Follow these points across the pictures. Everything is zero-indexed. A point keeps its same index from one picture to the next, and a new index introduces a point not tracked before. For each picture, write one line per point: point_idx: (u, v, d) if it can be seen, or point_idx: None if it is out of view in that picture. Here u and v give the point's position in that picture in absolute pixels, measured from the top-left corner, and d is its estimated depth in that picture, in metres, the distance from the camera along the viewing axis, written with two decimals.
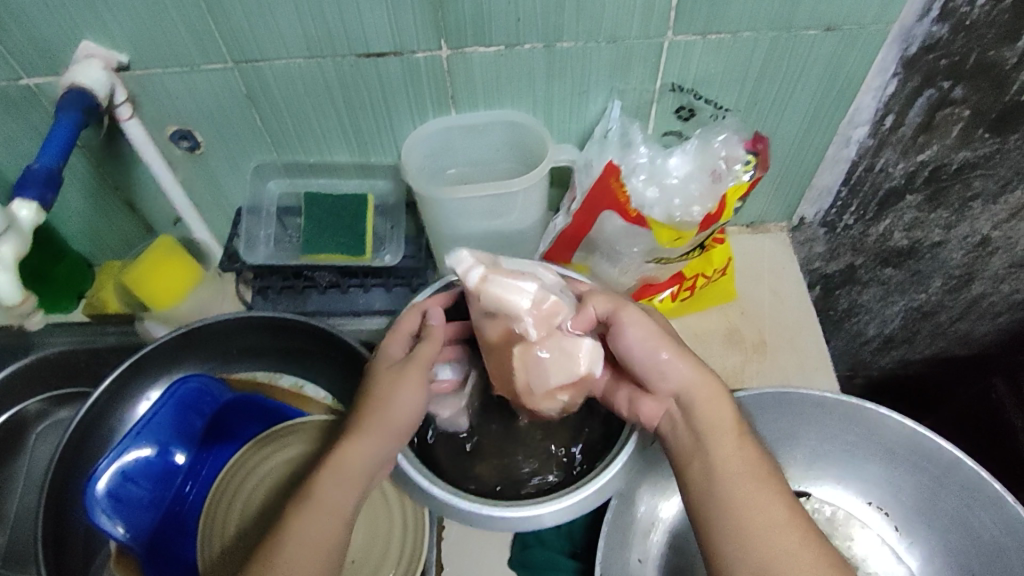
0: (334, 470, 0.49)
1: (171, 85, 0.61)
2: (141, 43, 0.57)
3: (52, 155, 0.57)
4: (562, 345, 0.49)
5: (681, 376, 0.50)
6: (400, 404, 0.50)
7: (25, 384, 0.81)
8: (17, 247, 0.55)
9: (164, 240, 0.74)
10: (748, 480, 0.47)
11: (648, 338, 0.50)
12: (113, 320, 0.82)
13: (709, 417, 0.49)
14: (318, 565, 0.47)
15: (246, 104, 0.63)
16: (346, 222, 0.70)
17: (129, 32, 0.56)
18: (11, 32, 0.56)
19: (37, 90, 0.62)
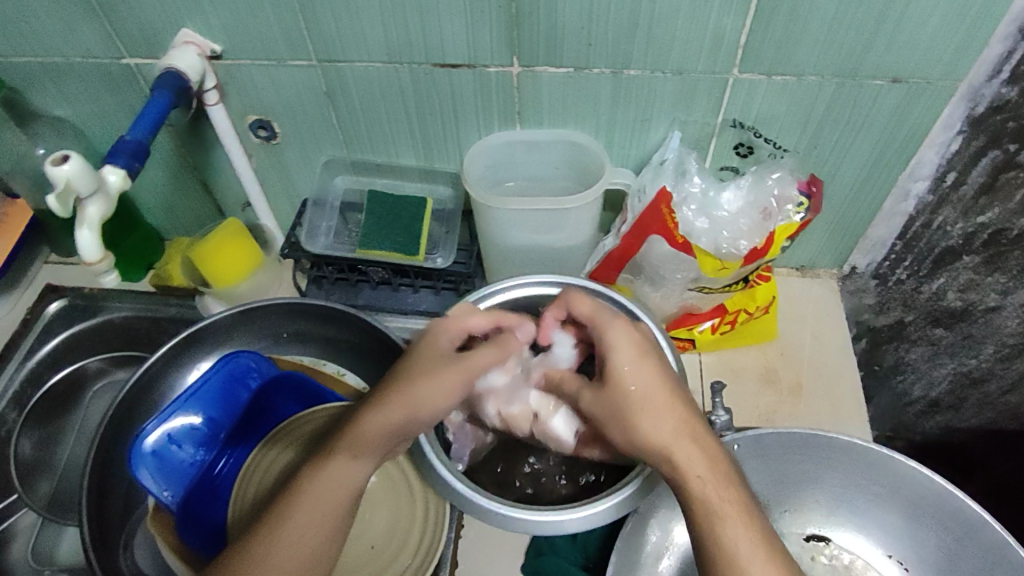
0: (357, 451, 0.52)
1: (256, 77, 0.65)
2: (235, 36, 0.62)
3: (144, 129, 0.61)
4: (544, 431, 0.57)
5: (653, 444, 0.50)
6: (436, 399, 0.52)
7: (90, 342, 0.87)
8: (103, 208, 0.60)
9: (230, 222, 0.79)
10: (739, 539, 0.47)
11: (604, 414, 0.52)
12: (175, 293, 0.86)
13: (704, 491, 0.48)
14: (316, 525, 0.51)
15: (324, 101, 0.67)
16: (402, 222, 0.73)
17: (226, 25, 0.61)
18: (122, 15, 0.61)
19: (137, 70, 0.67)
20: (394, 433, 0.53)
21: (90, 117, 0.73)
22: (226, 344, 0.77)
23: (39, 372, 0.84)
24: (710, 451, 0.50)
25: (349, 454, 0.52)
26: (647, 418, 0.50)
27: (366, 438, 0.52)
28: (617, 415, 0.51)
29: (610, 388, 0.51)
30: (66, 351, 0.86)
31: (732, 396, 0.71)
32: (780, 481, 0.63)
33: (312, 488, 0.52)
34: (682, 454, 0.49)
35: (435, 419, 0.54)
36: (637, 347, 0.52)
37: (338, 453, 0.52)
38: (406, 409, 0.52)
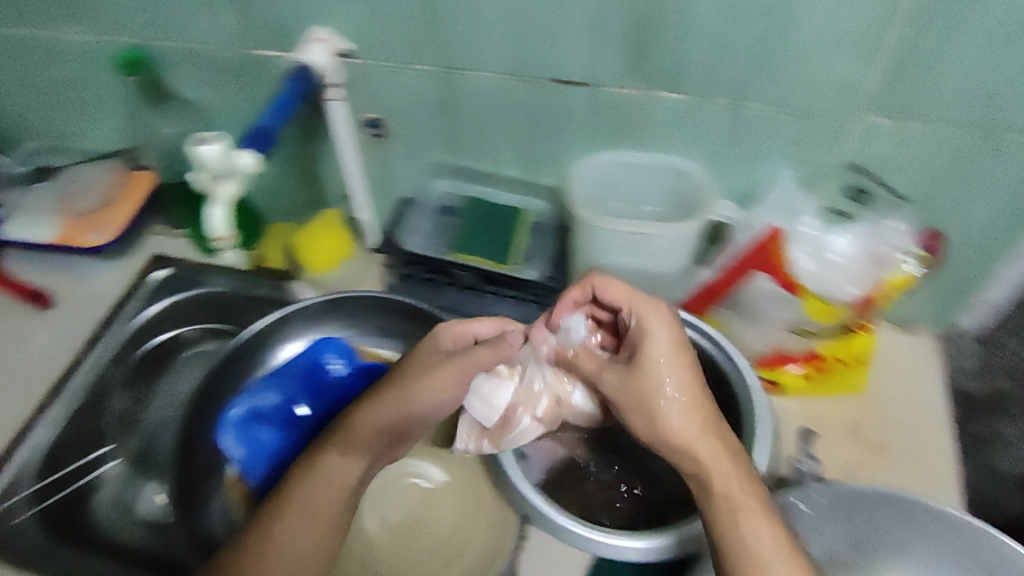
0: (346, 447, 0.55)
1: (375, 77, 0.68)
2: (364, 37, 0.65)
3: (276, 118, 0.65)
4: (574, 408, 0.61)
5: (676, 433, 0.50)
6: (432, 397, 0.56)
7: (188, 312, 0.91)
8: (237, 189, 0.65)
9: (330, 213, 0.84)
10: (754, 539, 0.46)
11: (630, 401, 0.52)
12: (269, 275, 0.87)
13: (722, 485, 0.49)
14: (306, 520, 0.52)
15: (437, 109, 0.69)
16: (499, 230, 0.75)
17: (356, 24, 0.64)
18: (263, 9, 0.65)
19: (261, 62, 0.70)
20: (385, 428, 0.56)
21: (214, 102, 0.77)
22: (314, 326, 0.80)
23: (139, 337, 0.88)
24: (727, 448, 0.50)
25: (339, 452, 0.55)
26: (675, 409, 0.51)
27: (354, 433, 0.55)
28: (641, 411, 0.52)
29: (638, 376, 0.52)
30: (167, 318, 0.90)
31: (818, 448, 0.67)
32: (862, 544, 0.59)
33: (308, 486, 0.53)
34: (705, 451, 0.50)
35: (424, 416, 0.57)
36: (671, 340, 0.53)
37: (328, 450, 0.55)
38: (395, 400, 0.56)
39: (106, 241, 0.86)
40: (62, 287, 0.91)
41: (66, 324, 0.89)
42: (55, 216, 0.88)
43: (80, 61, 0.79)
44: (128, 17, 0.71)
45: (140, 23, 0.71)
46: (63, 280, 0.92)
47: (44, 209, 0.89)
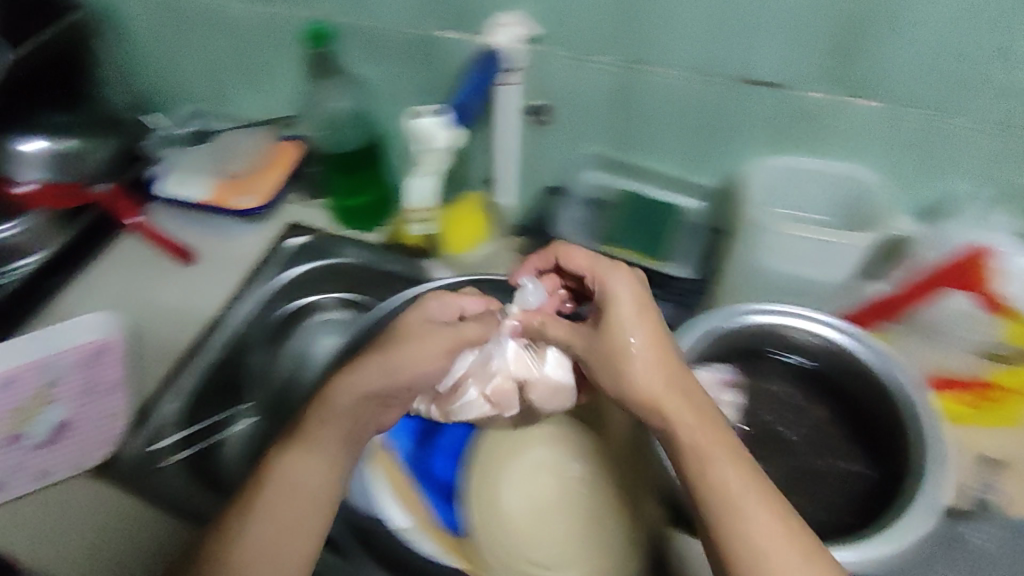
0: (325, 419, 0.57)
1: (555, 65, 0.70)
2: (557, 24, 0.67)
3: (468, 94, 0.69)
4: (541, 386, 0.62)
5: (644, 387, 0.53)
6: (415, 365, 0.58)
7: (317, 281, 0.92)
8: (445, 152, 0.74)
9: (471, 195, 0.85)
10: (729, 483, 0.49)
11: (603, 355, 0.56)
12: (402, 252, 0.89)
13: (685, 435, 0.51)
14: (297, 502, 0.56)
15: (612, 102, 0.71)
16: (651, 226, 0.75)
17: (553, 9, 0.66)
18: None
19: (442, 43, 0.73)
20: (369, 397, 0.57)
21: (382, 80, 0.81)
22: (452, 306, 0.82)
23: (275, 301, 0.90)
24: (697, 402, 0.53)
25: (321, 420, 0.57)
26: (635, 365, 0.53)
27: (336, 403, 0.57)
28: (614, 371, 0.55)
29: (602, 336, 0.56)
30: (300, 286, 0.91)
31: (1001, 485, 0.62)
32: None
33: (293, 458, 0.57)
34: (679, 407, 0.52)
35: (417, 382, 0.59)
36: (635, 299, 0.56)
37: (311, 423, 0.57)
38: (378, 369, 0.57)
39: (256, 206, 0.89)
40: (205, 243, 0.93)
41: (205, 282, 0.91)
42: (213, 176, 0.92)
43: (267, 34, 0.85)
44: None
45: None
46: (207, 237, 0.94)
47: (203, 169, 0.93)
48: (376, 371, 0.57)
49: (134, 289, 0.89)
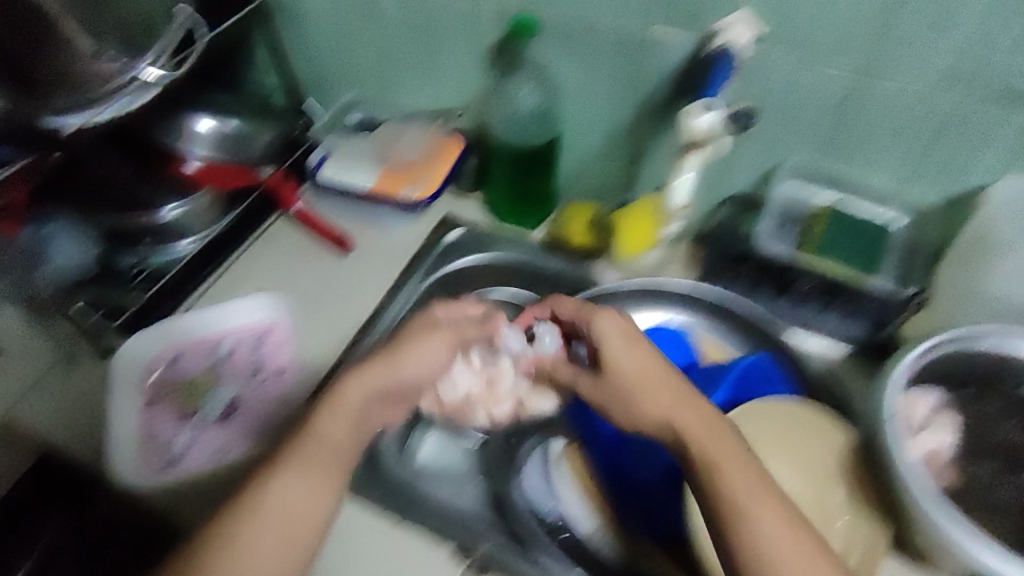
0: (337, 410, 0.61)
1: (775, 68, 0.69)
2: (788, 27, 0.66)
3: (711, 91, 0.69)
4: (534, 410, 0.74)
5: (654, 411, 0.60)
6: (416, 360, 0.65)
7: (469, 275, 0.89)
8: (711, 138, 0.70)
9: (646, 198, 0.82)
10: (747, 487, 0.54)
11: (609, 390, 0.64)
12: (566, 252, 0.88)
13: (704, 447, 0.57)
14: (309, 505, 0.58)
15: (832, 109, 0.70)
16: (866, 244, 0.73)
17: (786, 13, 0.65)
18: None
19: (653, 42, 0.73)
20: (373, 392, 0.63)
21: (573, 77, 0.80)
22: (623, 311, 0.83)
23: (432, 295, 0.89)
24: (706, 416, 0.59)
25: (334, 413, 0.61)
26: (643, 396, 0.61)
27: (348, 398, 0.62)
28: (629, 393, 0.62)
29: (606, 375, 0.64)
30: (452, 281, 0.89)
31: None
32: None
33: (301, 449, 0.59)
34: (683, 418, 0.59)
35: (412, 380, 0.65)
36: (629, 335, 0.64)
37: (320, 418, 0.61)
38: (384, 369, 0.63)
39: (421, 198, 0.87)
40: (360, 233, 0.93)
41: (363, 272, 0.89)
42: (375, 165, 0.91)
43: (447, 24, 0.82)
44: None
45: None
46: (360, 227, 0.93)
47: (365, 157, 0.91)
48: (378, 367, 0.63)
49: (293, 273, 0.90)
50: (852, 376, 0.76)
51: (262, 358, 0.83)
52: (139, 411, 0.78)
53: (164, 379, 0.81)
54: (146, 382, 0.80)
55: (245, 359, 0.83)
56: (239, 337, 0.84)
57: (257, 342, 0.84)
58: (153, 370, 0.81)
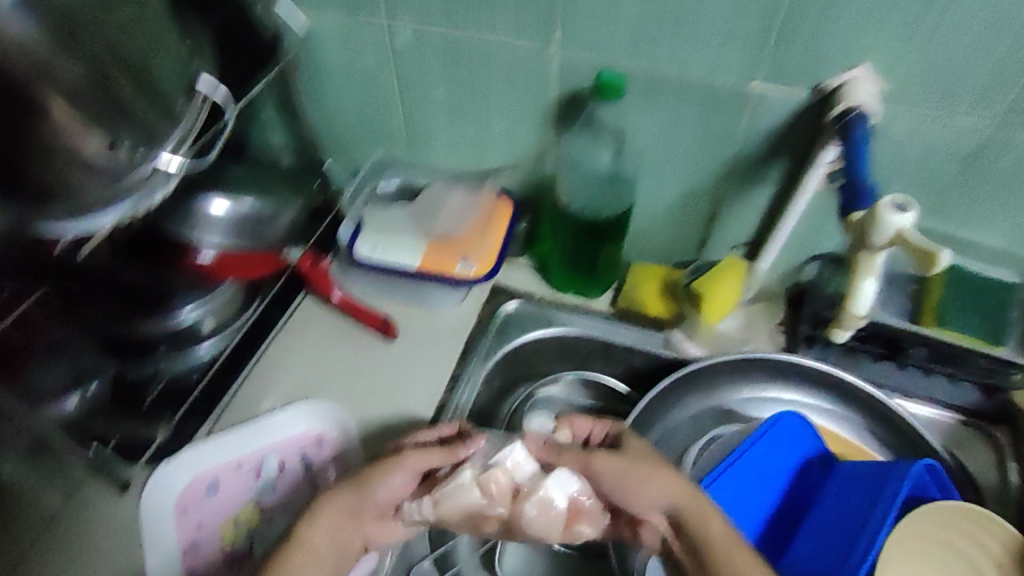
0: (314, 517, 0.57)
1: (894, 124, 0.66)
2: (914, 81, 0.62)
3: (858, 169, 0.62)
4: (535, 497, 0.62)
5: (666, 499, 0.57)
6: (387, 484, 0.60)
7: (534, 355, 0.83)
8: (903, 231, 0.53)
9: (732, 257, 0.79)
10: (724, 540, 0.54)
11: (622, 479, 0.59)
12: (639, 320, 0.81)
13: (714, 536, 0.54)
14: None
15: (956, 162, 0.67)
16: (981, 308, 0.71)
17: (915, 68, 0.61)
18: (796, 43, 0.63)
19: (755, 96, 0.68)
20: (346, 508, 0.58)
21: (652, 133, 0.74)
22: (715, 388, 0.77)
23: (493, 378, 0.81)
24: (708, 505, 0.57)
25: (310, 523, 0.56)
26: (654, 483, 0.58)
27: (323, 512, 0.57)
28: (620, 473, 0.59)
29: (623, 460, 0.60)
30: (522, 364, 0.83)
31: None
32: None
33: (290, 563, 0.54)
34: (660, 487, 0.58)
35: (387, 501, 0.61)
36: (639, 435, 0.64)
37: (298, 527, 0.56)
38: (352, 490, 0.59)
39: (477, 275, 0.78)
40: (403, 314, 0.84)
41: (417, 361, 0.80)
42: (421, 237, 0.81)
43: (510, 79, 0.74)
44: (614, 35, 0.67)
45: (625, 43, 0.67)
46: (403, 309, 0.84)
47: (406, 230, 0.81)
48: (353, 482, 0.59)
49: (337, 363, 0.80)
50: (965, 441, 0.73)
51: (316, 473, 0.73)
52: (182, 565, 0.68)
53: (205, 519, 0.71)
54: (181, 528, 0.70)
55: (295, 478, 0.73)
56: (282, 451, 0.75)
57: (305, 456, 0.74)
58: (187, 512, 0.71)
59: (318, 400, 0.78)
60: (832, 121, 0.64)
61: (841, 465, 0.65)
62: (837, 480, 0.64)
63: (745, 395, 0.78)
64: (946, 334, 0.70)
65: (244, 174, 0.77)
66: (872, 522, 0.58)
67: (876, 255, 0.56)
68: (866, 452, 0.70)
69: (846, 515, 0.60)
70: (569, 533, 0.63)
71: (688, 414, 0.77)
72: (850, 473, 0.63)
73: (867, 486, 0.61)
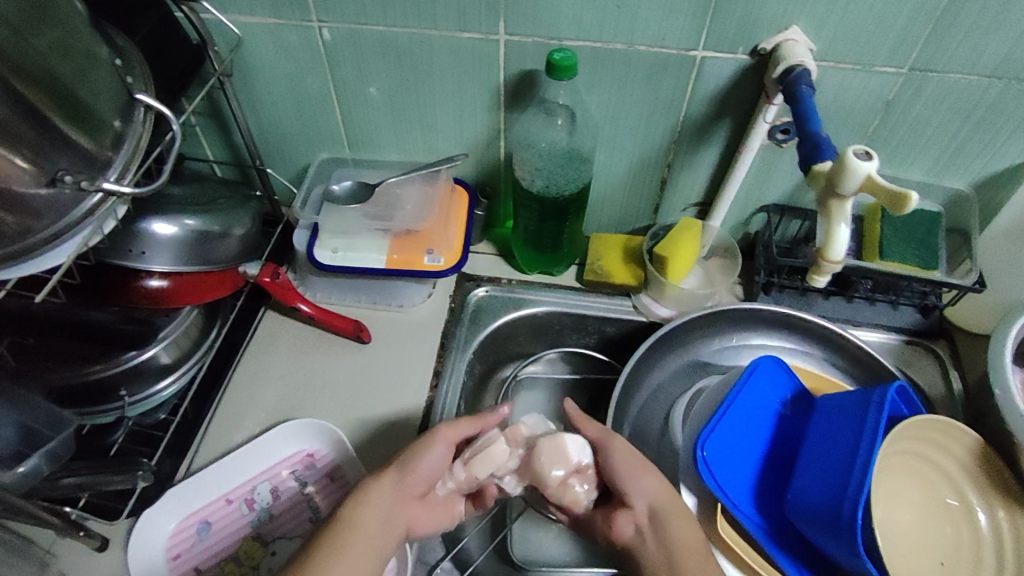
0: (359, 498, 0.57)
1: (825, 79, 0.69)
2: (842, 37, 0.65)
3: (813, 122, 0.61)
4: (550, 445, 0.62)
5: (651, 495, 0.59)
6: (426, 462, 0.61)
7: (510, 338, 0.85)
8: (868, 175, 0.56)
9: (687, 222, 0.80)
10: (686, 537, 0.57)
11: (623, 468, 0.61)
12: (606, 289, 0.84)
13: (681, 537, 0.57)
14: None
15: (878, 110, 0.71)
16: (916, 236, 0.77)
17: (842, 25, 0.64)
18: (734, 10, 0.64)
19: (697, 64, 0.69)
20: (391, 489, 0.59)
21: (601, 108, 0.75)
22: (688, 345, 0.82)
23: (474, 365, 0.82)
24: (683, 510, 0.59)
25: (354, 504, 0.57)
26: (643, 479, 0.60)
27: (371, 494, 0.58)
28: (625, 465, 0.61)
29: (618, 453, 0.62)
30: (500, 347, 0.85)
31: None
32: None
33: (337, 543, 0.54)
34: (650, 482, 0.60)
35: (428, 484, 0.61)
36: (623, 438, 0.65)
37: (342, 506, 0.57)
38: (396, 473, 0.59)
39: (446, 267, 0.78)
40: (375, 315, 0.83)
41: (395, 360, 0.79)
42: (382, 236, 0.80)
43: (449, 66, 0.72)
44: (558, 17, 0.66)
45: (567, 23, 0.67)
46: (374, 308, 0.83)
47: (365, 230, 0.80)
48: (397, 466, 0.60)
49: (313, 377, 0.78)
50: (913, 361, 0.81)
51: (312, 492, 0.71)
52: None
53: (201, 560, 0.67)
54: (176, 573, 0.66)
55: (293, 500, 0.71)
56: (274, 476, 0.72)
57: (298, 476, 0.72)
58: (180, 557, 0.67)
59: (301, 416, 0.75)
60: (774, 81, 0.66)
61: (825, 398, 0.69)
62: (822, 413, 0.68)
63: (715, 346, 0.83)
64: (891, 267, 0.76)
65: (186, 193, 0.72)
66: (863, 440, 0.60)
67: (847, 201, 0.59)
68: (835, 383, 0.76)
69: (837, 443, 0.64)
70: (562, 487, 0.62)
71: (667, 372, 0.82)
72: (837, 403, 0.67)
73: (851, 414, 0.64)
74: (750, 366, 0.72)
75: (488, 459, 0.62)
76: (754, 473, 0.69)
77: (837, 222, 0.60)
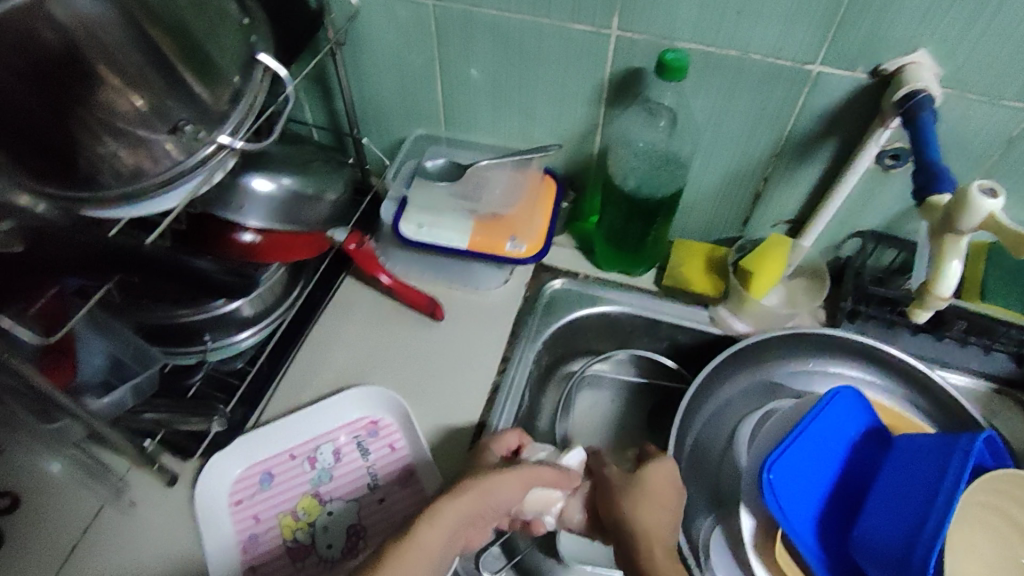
0: (433, 519, 0.53)
1: (946, 108, 0.66)
2: (972, 67, 0.62)
3: (934, 151, 0.59)
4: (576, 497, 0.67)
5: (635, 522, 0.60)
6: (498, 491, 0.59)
7: (580, 334, 0.85)
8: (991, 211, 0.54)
9: (777, 237, 0.79)
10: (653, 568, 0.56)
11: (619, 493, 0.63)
12: (682, 297, 0.83)
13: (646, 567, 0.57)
14: None
15: (999, 146, 0.68)
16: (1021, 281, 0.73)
17: (975, 54, 0.61)
18: (860, 28, 0.62)
19: (813, 78, 0.67)
20: (464, 513, 0.55)
21: (704, 114, 0.73)
22: (762, 365, 0.80)
23: (542, 356, 0.82)
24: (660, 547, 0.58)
25: (430, 524, 0.53)
26: (633, 504, 0.61)
27: (445, 513, 0.54)
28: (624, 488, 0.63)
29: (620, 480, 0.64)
30: (570, 342, 0.85)
31: None
32: None
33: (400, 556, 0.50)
34: (644, 512, 0.61)
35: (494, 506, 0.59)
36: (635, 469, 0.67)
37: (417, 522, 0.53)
38: (476, 496, 0.57)
39: (527, 255, 0.78)
40: (451, 293, 0.84)
41: (466, 341, 0.80)
42: (469, 217, 0.81)
43: (556, 57, 0.72)
44: (675, 19, 0.66)
45: (684, 24, 0.66)
46: (450, 288, 0.84)
47: (453, 209, 0.81)
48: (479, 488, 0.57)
49: (385, 347, 0.80)
50: (999, 411, 0.77)
51: (374, 461, 0.73)
52: (241, 556, 0.67)
53: (261, 510, 0.69)
54: (237, 519, 0.69)
55: (355, 467, 0.72)
56: (337, 438, 0.74)
57: (360, 442, 0.74)
58: (242, 504, 0.69)
59: (370, 383, 0.77)
60: (892, 104, 0.63)
61: (905, 437, 0.67)
62: (900, 452, 0.66)
63: (789, 368, 0.81)
64: (989, 309, 0.73)
65: (287, 153, 0.74)
66: (948, 484, 0.58)
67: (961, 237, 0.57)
68: (914, 423, 0.73)
69: (915, 484, 0.61)
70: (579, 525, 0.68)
71: (737, 389, 0.81)
72: (919, 444, 0.65)
73: (934, 456, 0.62)
74: (827, 393, 0.70)
75: (541, 504, 0.66)
76: (819, 503, 0.67)
77: (950, 259, 0.59)
